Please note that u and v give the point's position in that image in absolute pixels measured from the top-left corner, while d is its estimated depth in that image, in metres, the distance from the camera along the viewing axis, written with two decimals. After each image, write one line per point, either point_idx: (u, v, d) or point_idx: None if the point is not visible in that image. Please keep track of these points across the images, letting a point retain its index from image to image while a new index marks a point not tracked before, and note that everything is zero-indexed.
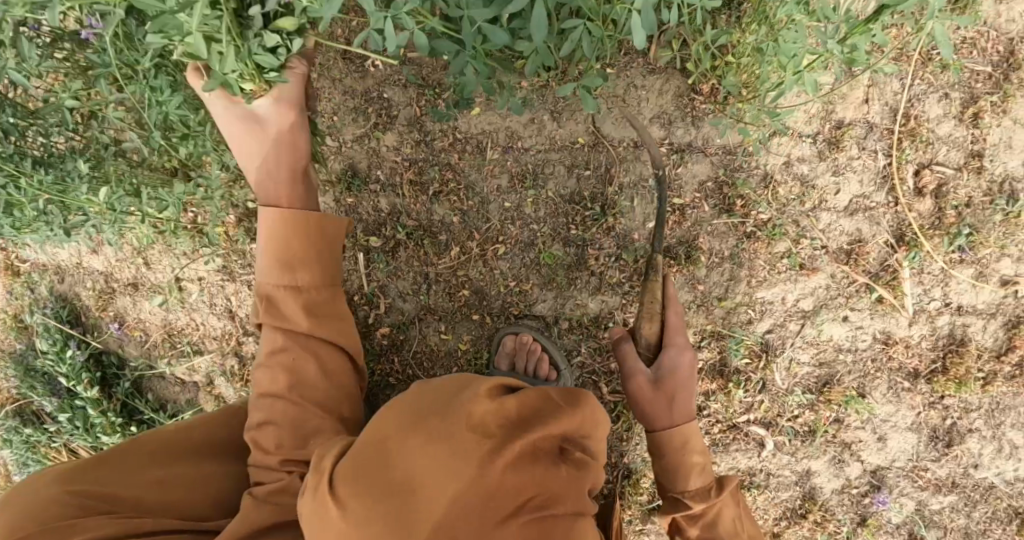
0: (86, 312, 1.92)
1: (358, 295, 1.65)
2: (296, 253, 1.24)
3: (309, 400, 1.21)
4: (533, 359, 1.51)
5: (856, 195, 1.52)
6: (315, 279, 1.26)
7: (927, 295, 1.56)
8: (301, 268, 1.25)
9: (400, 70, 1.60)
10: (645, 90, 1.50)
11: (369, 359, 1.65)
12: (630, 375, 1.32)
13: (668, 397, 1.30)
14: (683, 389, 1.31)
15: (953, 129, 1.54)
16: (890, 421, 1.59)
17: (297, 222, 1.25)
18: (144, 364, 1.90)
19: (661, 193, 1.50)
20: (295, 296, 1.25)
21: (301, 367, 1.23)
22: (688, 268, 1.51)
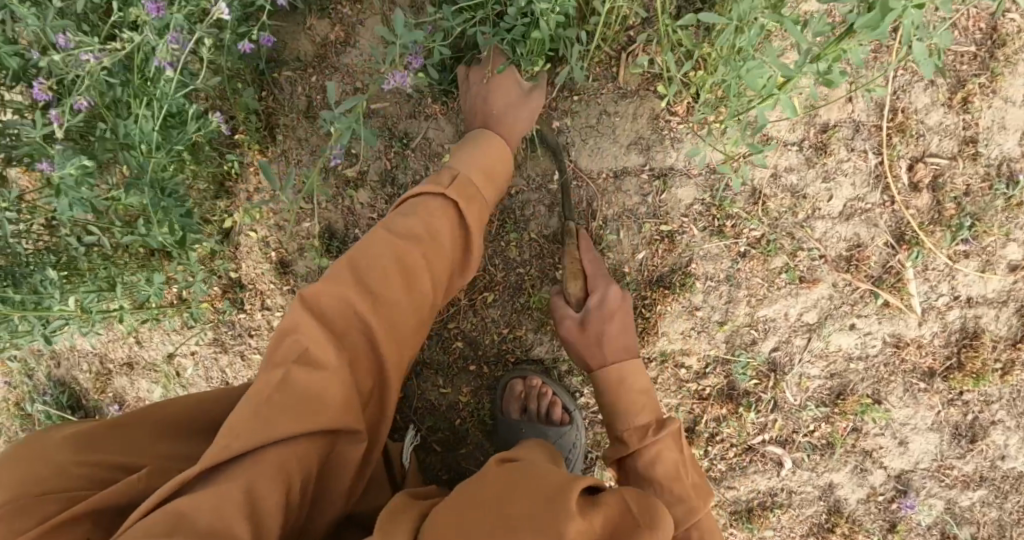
0: (85, 395, 1.84)
1: None
2: (493, 171, 1.29)
3: (418, 303, 1.12)
4: (545, 402, 1.46)
5: (851, 198, 1.46)
6: (474, 207, 1.23)
7: (934, 291, 1.51)
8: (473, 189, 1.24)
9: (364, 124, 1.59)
10: (619, 117, 1.44)
11: None
12: (560, 314, 1.35)
13: (595, 337, 1.30)
14: (609, 326, 1.30)
15: (944, 117, 1.47)
16: (909, 424, 1.55)
17: (492, 149, 1.32)
18: None
19: (648, 221, 1.44)
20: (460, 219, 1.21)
21: (430, 264, 1.15)
22: (684, 295, 1.45)
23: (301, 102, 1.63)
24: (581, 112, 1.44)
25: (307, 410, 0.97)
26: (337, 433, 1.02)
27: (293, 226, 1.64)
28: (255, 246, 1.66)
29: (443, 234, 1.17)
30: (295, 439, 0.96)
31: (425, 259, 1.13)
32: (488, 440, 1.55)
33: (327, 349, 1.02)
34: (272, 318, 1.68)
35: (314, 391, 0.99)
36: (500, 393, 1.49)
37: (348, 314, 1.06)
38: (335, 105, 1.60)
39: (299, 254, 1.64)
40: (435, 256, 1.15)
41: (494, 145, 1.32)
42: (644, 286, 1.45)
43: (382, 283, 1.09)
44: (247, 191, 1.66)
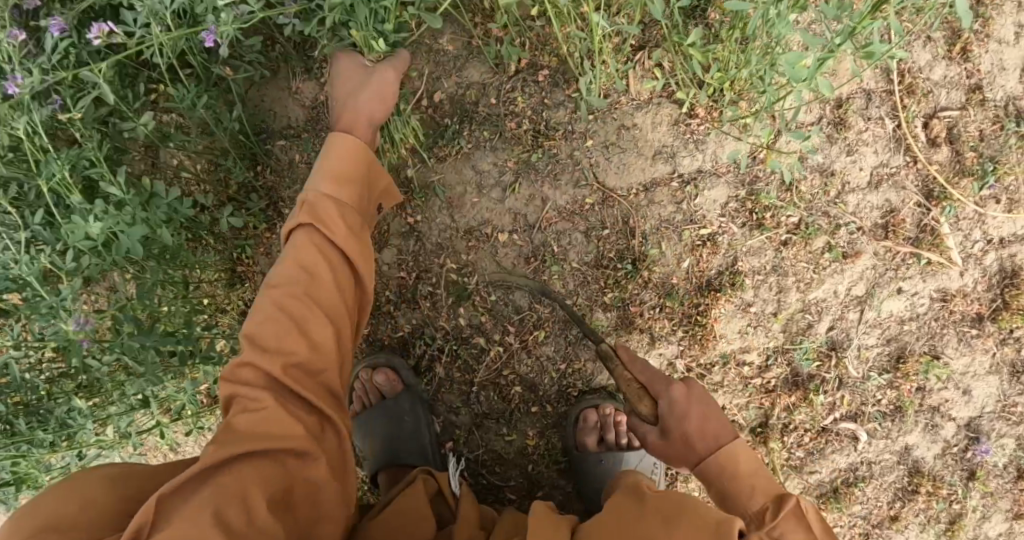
0: None
1: None
2: (355, 165, 1.20)
3: (325, 322, 1.10)
4: (618, 430, 1.46)
5: (876, 166, 1.46)
6: (341, 215, 1.16)
7: (969, 240, 1.53)
8: (340, 200, 1.17)
9: None
10: (638, 129, 1.42)
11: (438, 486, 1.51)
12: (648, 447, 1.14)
13: (683, 437, 1.10)
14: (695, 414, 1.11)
15: (947, 70, 1.49)
16: (969, 372, 1.56)
17: (354, 149, 1.20)
18: None
19: (687, 228, 1.42)
20: (328, 234, 1.14)
21: (325, 285, 1.12)
22: (736, 294, 1.43)
23: (300, 169, 1.57)
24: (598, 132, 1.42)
25: (249, 443, 1.00)
26: (286, 464, 1.03)
27: None
28: None
29: (329, 252, 1.14)
30: (255, 469, 0.99)
31: (313, 279, 1.12)
32: (564, 479, 1.52)
33: (252, 396, 1.04)
34: None
35: (250, 436, 1.01)
36: (571, 430, 1.46)
37: (253, 363, 1.06)
38: None
39: None
40: (322, 280, 1.12)
41: (348, 142, 1.21)
42: (695, 293, 1.43)
43: (274, 327, 1.08)
44: (260, 273, 1.60)
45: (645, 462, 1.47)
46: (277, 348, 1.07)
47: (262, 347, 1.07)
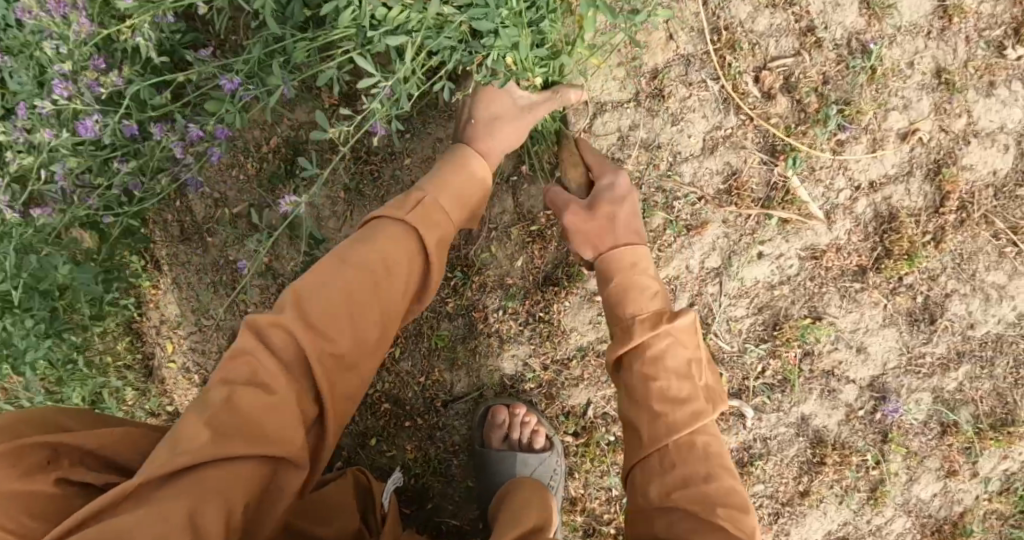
0: None
1: None
2: (468, 195, 1.21)
3: (356, 350, 0.99)
4: (527, 430, 1.42)
5: (708, 130, 1.40)
6: (441, 232, 1.12)
7: (831, 190, 1.43)
8: (448, 210, 1.15)
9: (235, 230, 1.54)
10: None
11: None
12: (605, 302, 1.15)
13: (646, 319, 1.12)
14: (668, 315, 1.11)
15: (772, 18, 1.42)
16: (861, 328, 1.46)
17: (471, 171, 1.22)
18: None
19: (515, 227, 1.40)
20: (416, 249, 1.09)
21: (389, 285, 1.04)
22: (578, 285, 1.41)
23: (173, 227, 1.57)
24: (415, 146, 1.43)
25: (242, 443, 0.88)
26: (279, 467, 0.92)
27: (204, 345, 1.60)
28: (178, 377, 1.62)
29: (412, 248, 1.08)
30: (235, 472, 0.86)
31: (397, 275, 1.05)
32: (450, 489, 1.52)
33: (271, 376, 0.92)
34: None
35: (235, 433, 0.88)
36: (478, 424, 1.45)
37: (291, 342, 0.95)
38: (203, 221, 1.55)
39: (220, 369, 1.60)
40: (381, 282, 1.02)
41: (474, 160, 1.25)
42: (534, 290, 1.41)
43: (329, 307, 0.98)
44: (155, 326, 1.61)
45: (544, 467, 1.41)
46: (321, 334, 0.96)
47: (276, 345, 0.94)
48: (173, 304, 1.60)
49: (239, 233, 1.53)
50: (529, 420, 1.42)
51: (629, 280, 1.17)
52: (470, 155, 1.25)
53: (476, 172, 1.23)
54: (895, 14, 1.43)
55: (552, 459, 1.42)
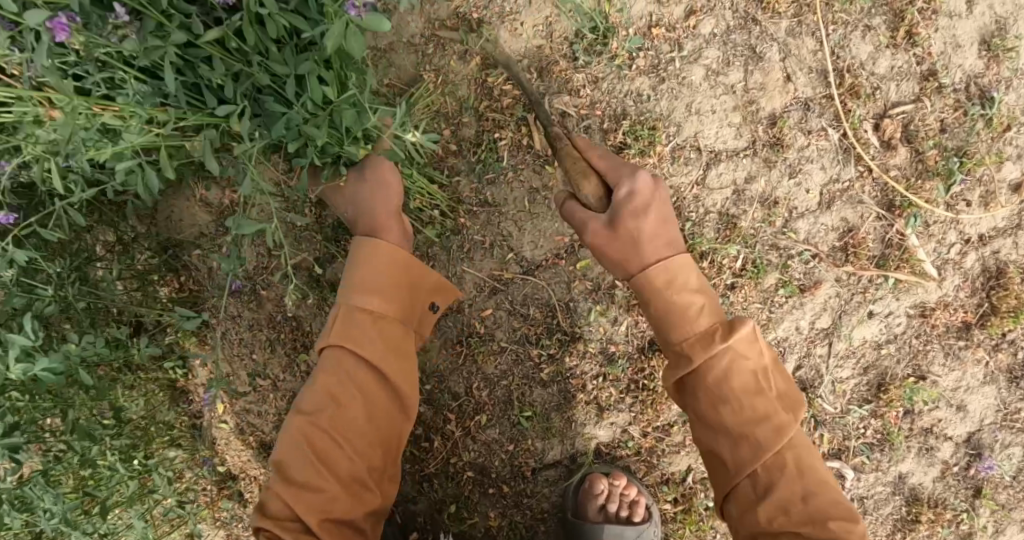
0: None
1: None
2: (388, 288, 1.12)
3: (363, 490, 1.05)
4: (626, 501, 1.33)
5: (826, 183, 1.30)
6: (380, 335, 1.10)
7: (943, 245, 1.35)
8: (371, 312, 1.11)
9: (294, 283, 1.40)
10: (549, 189, 1.28)
11: None
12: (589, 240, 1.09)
13: (630, 239, 1.07)
14: (681, 292, 1.06)
15: (894, 59, 1.30)
16: (962, 386, 1.41)
17: (382, 257, 1.13)
18: None
19: (619, 287, 1.29)
20: (338, 380, 1.07)
21: (347, 414, 1.06)
22: None
23: (221, 277, 1.42)
24: (508, 200, 1.28)
25: None
26: None
27: (260, 406, 1.45)
28: (229, 438, 1.47)
29: (358, 368, 1.08)
30: None
31: (364, 393, 1.08)
32: None
33: (303, 499, 1.00)
34: None
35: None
36: (572, 492, 1.35)
37: (292, 509, 0.99)
38: (256, 271, 1.41)
39: (277, 430, 1.46)
40: (343, 416, 1.06)
41: (379, 249, 1.13)
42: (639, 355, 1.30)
43: (297, 457, 1.03)
44: (203, 385, 1.45)
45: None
46: (311, 488, 1.01)
47: (272, 510, 1.00)
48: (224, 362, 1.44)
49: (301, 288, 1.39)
50: (625, 491, 1.33)
51: (664, 303, 1.06)
52: (371, 256, 1.13)
53: (387, 257, 1.13)
54: (1016, 56, 1.31)
55: (652, 530, 1.33)
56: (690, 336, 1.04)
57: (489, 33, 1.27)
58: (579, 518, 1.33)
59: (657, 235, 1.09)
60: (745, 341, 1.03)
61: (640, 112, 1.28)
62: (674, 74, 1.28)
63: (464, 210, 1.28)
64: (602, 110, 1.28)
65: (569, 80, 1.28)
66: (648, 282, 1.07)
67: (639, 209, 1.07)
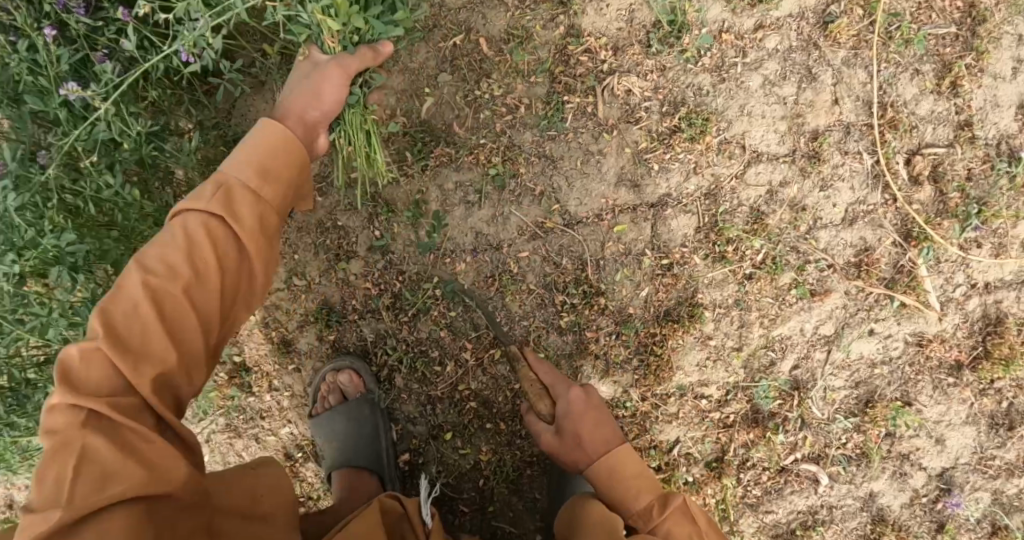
0: None
1: None
2: (269, 161, 1.01)
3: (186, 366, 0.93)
4: None
5: (851, 203, 1.41)
6: (254, 208, 0.98)
7: (950, 283, 1.45)
8: (253, 188, 0.99)
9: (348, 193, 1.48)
10: (603, 154, 1.40)
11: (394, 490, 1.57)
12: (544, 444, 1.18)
13: (573, 440, 1.15)
14: (610, 458, 1.13)
15: (935, 105, 1.41)
16: (943, 421, 1.50)
17: (274, 137, 1.03)
18: None
19: (647, 255, 1.40)
20: (202, 261, 0.94)
21: (202, 292, 0.94)
22: (695, 326, 1.41)
23: None
24: (562, 156, 1.40)
25: (111, 487, 0.84)
26: (159, 505, 0.88)
27: (290, 305, 1.55)
28: (254, 330, 1.58)
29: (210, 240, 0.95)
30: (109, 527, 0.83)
31: (223, 267, 0.96)
32: (517, 495, 1.53)
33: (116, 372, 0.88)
34: (280, 398, 1.62)
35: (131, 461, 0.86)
36: None
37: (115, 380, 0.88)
38: (315, 179, 1.50)
39: (300, 331, 1.56)
40: (201, 278, 0.93)
41: (272, 130, 1.03)
42: (652, 322, 1.40)
43: (134, 320, 0.90)
44: None
45: None
46: (143, 354, 0.89)
47: (85, 374, 0.87)
48: None
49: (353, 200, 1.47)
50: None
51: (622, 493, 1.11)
52: (264, 130, 1.03)
53: (270, 143, 1.02)
54: None
55: None
56: (628, 494, 1.11)
57: (577, 8, 1.40)
58: (567, 466, 1.44)
59: (598, 427, 1.16)
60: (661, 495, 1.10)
61: (697, 104, 1.40)
62: (734, 77, 1.41)
63: (522, 158, 1.41)
64: (664, 95, 1.40)
65: (639, 63, 1.41)
66: (608, 472, 1.13)
67: (584, 427, 1.15)
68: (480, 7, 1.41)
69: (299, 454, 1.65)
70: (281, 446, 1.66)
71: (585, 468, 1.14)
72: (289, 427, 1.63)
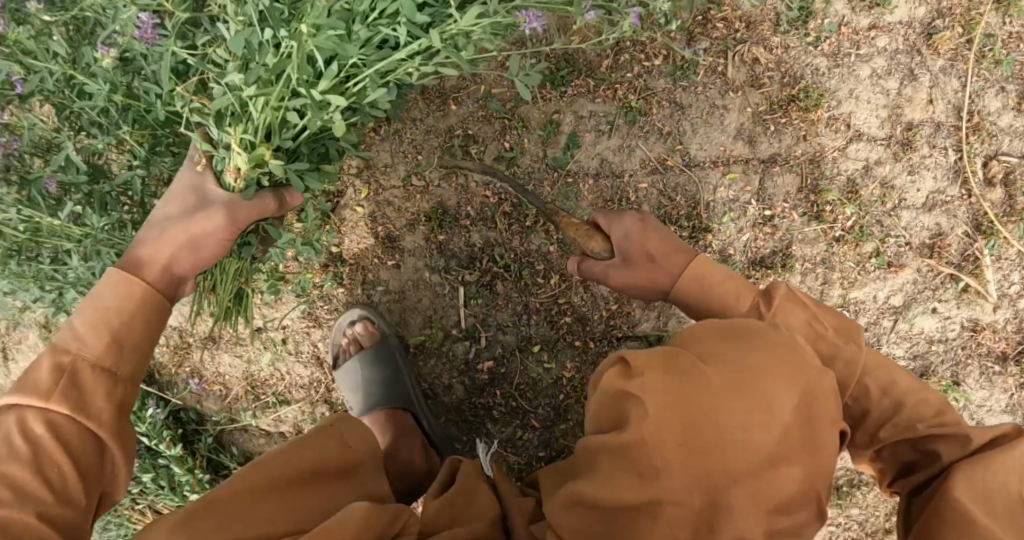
0: (161, 369, 1.91)
1: (457, 328, 1.67)
2: (120, 328, 1.06)
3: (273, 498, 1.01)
4: None
5: (932, 191, 1.59)
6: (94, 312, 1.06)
7: (1007, 280, 1.62)
8: (114, 339, 1.05)
9: (483, 106, 1.61)
10: (727, 108, 1.56)
11: (473, 393, 1.68)
12: (614, 282, 1.23)
13: (648, 261, 1.21)
14: (686, 270, 1.19)
15: (1014, 120, 1.61)
16: (985, 405, 1.64)
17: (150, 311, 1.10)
18: (226, 418, 1.92)
19: (752, 206, 1.57)
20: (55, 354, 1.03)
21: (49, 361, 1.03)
22: (783, 275, 1.59)
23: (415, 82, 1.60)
24: (688, 107, 1.57)
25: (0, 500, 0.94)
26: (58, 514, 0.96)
27: (403, 203, 1.65)
28: (360, 223, 1.66)
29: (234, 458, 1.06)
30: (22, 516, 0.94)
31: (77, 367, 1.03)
32: None
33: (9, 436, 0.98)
34: (371, 294, 1.69)
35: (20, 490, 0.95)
36: None
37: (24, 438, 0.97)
38: (450, 90, 1.61)
39: (408, 230, 1.65)
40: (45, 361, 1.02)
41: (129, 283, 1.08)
42: (748, 266, 1.58)
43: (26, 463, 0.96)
44: (356, 167, 1.64)
45: None
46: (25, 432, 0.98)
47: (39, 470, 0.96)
48: (387, 155, 1.64)
49: (487, 112, 1.61)
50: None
51: (709, 296, 1.18)
52: (114, 285, 1.08)
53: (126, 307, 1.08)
54: None
55: None
56: (724, 304, 1.17)
57: None
58: None
59: (665, 244, 1.22)
60: (746, 287, 1.17)
61: (814, 81, 1.57)
62: (848, 65, 1.59)
63: (654, 100, 1.57)
64: (786, 69, 1.57)
65: (768, 37, 1.58)
66: (693, 277, 1.19)
67: (655, 243, 1.22)
68: None
69: None
70: None
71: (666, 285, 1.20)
72: (374, 323, 1.71)
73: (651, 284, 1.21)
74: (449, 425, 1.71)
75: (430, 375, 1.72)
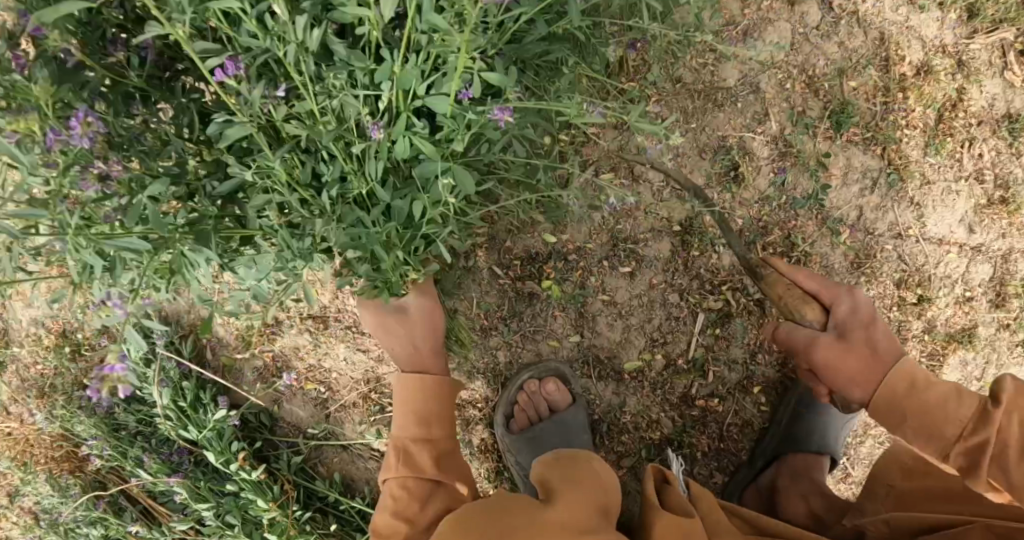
0: (221, 349, 1.60)
1: (682, 358, 1.58)
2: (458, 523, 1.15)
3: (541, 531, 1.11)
4: None
5: None
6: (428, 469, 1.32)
7: None
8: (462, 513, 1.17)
9: (753, 125, 1.59)
10: (959, 193, 1.65)
11: (680, 430, 1.59)
12: (822, 354, 1.21)
13: (865, 344, 1.19)
14: (874, 358, 1.18)
15: None
16: None
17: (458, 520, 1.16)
18: (326, 432, 1.58)
19: (959, 285, 1.67)
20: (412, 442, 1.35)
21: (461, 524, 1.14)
22: (967, 349, 1.67)
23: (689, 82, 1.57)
24: (923, 182, 1.64)
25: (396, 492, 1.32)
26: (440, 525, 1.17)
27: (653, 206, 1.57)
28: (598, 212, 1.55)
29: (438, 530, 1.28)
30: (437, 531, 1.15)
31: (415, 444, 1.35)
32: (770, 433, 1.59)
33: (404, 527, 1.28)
34: (591, 301, 1.57)
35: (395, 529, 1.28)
36: None
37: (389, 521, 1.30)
38: (716, 89, 1.57)
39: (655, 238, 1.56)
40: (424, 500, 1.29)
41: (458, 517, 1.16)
42: (944, 340, 1.67)
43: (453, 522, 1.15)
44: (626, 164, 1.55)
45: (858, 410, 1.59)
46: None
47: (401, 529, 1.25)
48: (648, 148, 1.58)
49: (759, 131, 1.59)
50: None
51: (938, 412, 1.12)
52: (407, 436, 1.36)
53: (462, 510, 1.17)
54: None
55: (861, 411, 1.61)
56: (912, 411, 1.14)
57: (972, 74, 1.64)
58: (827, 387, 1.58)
59: (845, 348, 1.20)
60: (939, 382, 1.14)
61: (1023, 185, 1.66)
62: None
63: (902, 169, 1.63)
64: (999, 170, 1.66)
65: (990, 135, 1.65)
66: (985, 424, 1.08)
67: (857, 327, 1.21)
68: (912, 35, 1.62)
69: (580, 363, 1.59)
70: (560, 354, 1.59)
71: (862, 395, 1.20)
72: (581, 336, 1.57)
73: (852, 378, 1.19)
74: (641, 464, 1.61)
75: (637, 414, 1.60)
